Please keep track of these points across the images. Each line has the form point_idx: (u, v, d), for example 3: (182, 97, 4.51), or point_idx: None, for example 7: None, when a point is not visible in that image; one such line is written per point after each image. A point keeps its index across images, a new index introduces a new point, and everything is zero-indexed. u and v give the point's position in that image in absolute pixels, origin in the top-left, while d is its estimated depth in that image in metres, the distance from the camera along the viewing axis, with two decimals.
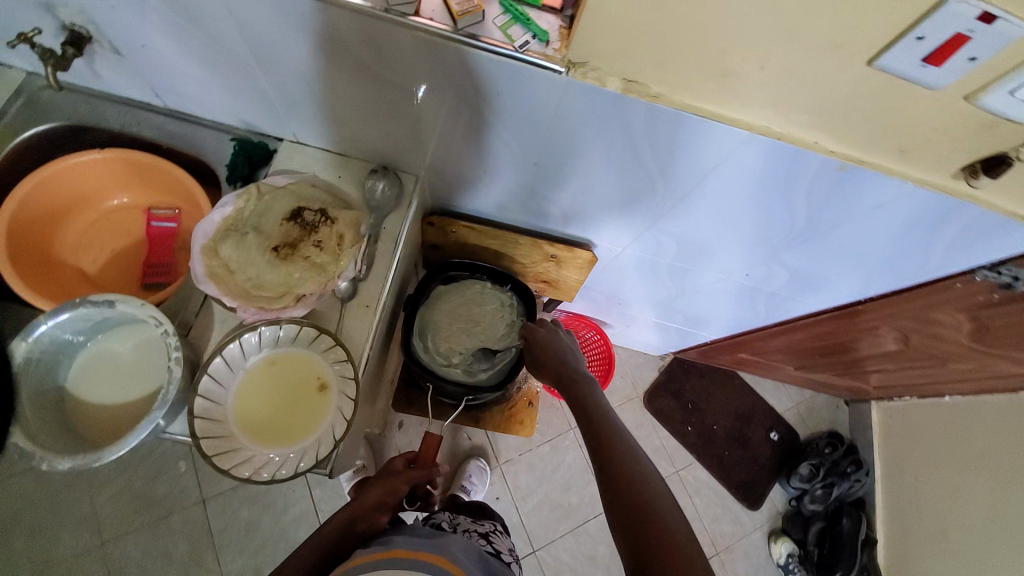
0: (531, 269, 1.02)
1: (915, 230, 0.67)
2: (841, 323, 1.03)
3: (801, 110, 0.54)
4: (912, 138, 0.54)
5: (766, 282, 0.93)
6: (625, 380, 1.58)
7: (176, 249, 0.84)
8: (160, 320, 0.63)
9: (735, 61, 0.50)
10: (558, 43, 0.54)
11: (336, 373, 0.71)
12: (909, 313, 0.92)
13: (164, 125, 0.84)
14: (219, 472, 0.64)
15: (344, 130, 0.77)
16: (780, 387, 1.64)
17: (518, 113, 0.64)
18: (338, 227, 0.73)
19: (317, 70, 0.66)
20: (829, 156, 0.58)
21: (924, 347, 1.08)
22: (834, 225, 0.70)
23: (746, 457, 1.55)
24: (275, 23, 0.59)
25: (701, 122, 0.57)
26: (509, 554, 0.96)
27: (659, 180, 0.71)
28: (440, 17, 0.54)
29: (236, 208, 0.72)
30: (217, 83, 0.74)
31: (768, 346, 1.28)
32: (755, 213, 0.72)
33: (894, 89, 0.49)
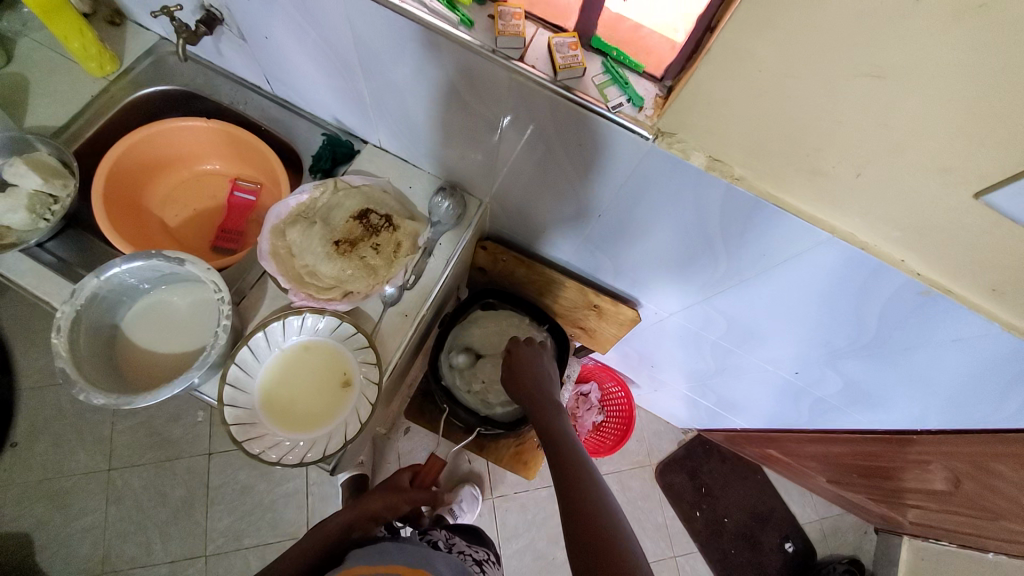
0: (571, 314, 1.01)
1: (996, 375, 0.61)
2: (889, 448, 0.95)
3: (890, 226, 0.51)
4: (1008, 281, 0.50)
5: (814, 386, 0.88)
6: (641, 444, 1.52)
7: (249, 221, 0.89)
8: (219, 286, 0.67)
9: (829, 163, 0.48)
10: (651, 111, 0.55)
11: (361, 373, 0.72)
12: (968, 458, 0.84)
13: (267, 108, 0.90)
14: (233, 443, 0.65)
15: (424, 145, 0.81)
16: (806, 495, 1.52)
17: (595, 165, 0.65)
18: (397, 235, 0.76)
19: (414, 87, 0.69)
20: (913, 278, 0.54)
21: (976, 496, 0.98)
22: (902, 346, 0.66)
23: (752, 561, 1.44)
24: (386, 39, 0.62)
25: (778, 214, 0.56)
26: None
27: (722, 258, 0.69)
28: (542, 66, 0.56)
29: (311, 197, 0.76)
30: (321, 81, 0.79)
31: (800, 449, 1.20)
32: (819, 313, 0.69)
33: (997, 229, 0.45)
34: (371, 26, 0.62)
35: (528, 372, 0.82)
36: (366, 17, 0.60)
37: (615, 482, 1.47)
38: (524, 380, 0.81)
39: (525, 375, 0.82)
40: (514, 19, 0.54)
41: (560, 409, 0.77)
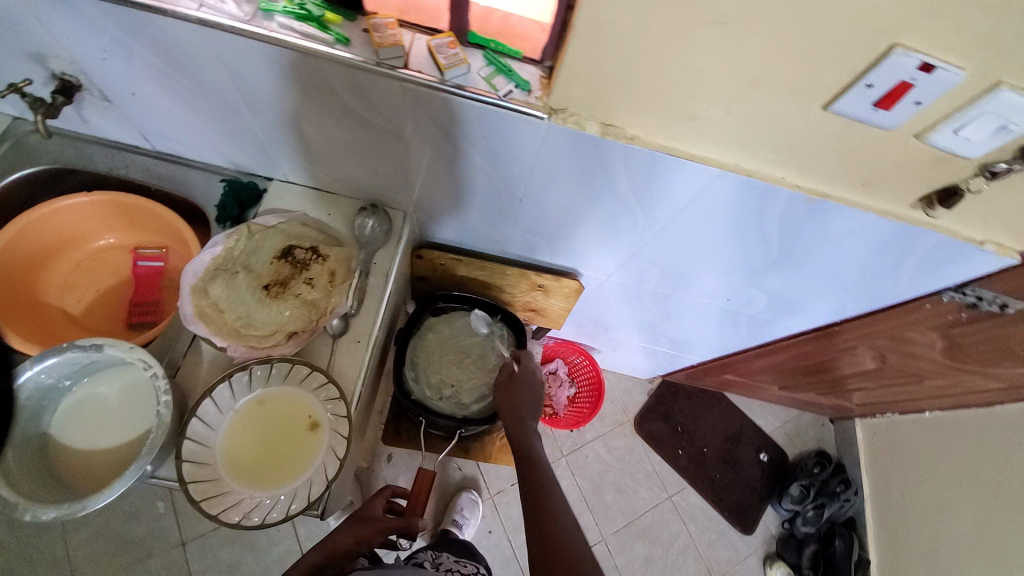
0: (520, 299, 1.03)
1: (884, 256, 0.71)
2: (820, 343, 1.07)
3: (767, 151, 0.58)
4: (871, 174, 0.58)
5: (746, 306, 0.97)
6: (614, 405, 1.59)
7: (163, 288, 0.84)
8: (149, 362, 0.63)
9: (704, 106, 0.54)
10: (539, 92, 0.58)
11: (327, 412, 0.70)
12: (886, 333, 0.97)
13: (153, 166, 0.84)
14: (205, 517, 0.62)
15: (334, 169, 0.79)
16: (767, 407, 1.67)
17: (503, 153, 0.67)
18: (329, 264, 0.75)
19: (308, 114, 0.68)
20: (796, 191, 0.62)
21: (900, 365, 1.12)
22: (805, 253, 0.74)
23: (737, 480, 1.56)
24: (269, 72, 0.61)
25: (675, 161, 0.61)
26: None
27: (639, 213, 0.74)
28: (427, 69, 0.57)
29: (226, 247, 0.73)
30: (207, 127, 0.75)
31: (752, 367, 1.31)
32: (731, 241, 0.76)
33: (848, 132, 0.53)
34: (249, 64, 0.60)
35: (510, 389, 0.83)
36: (242, 55, 0.59)
37: (601, 445, 1.53)
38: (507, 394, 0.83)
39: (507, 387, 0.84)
40: (389, 30, 0.56)
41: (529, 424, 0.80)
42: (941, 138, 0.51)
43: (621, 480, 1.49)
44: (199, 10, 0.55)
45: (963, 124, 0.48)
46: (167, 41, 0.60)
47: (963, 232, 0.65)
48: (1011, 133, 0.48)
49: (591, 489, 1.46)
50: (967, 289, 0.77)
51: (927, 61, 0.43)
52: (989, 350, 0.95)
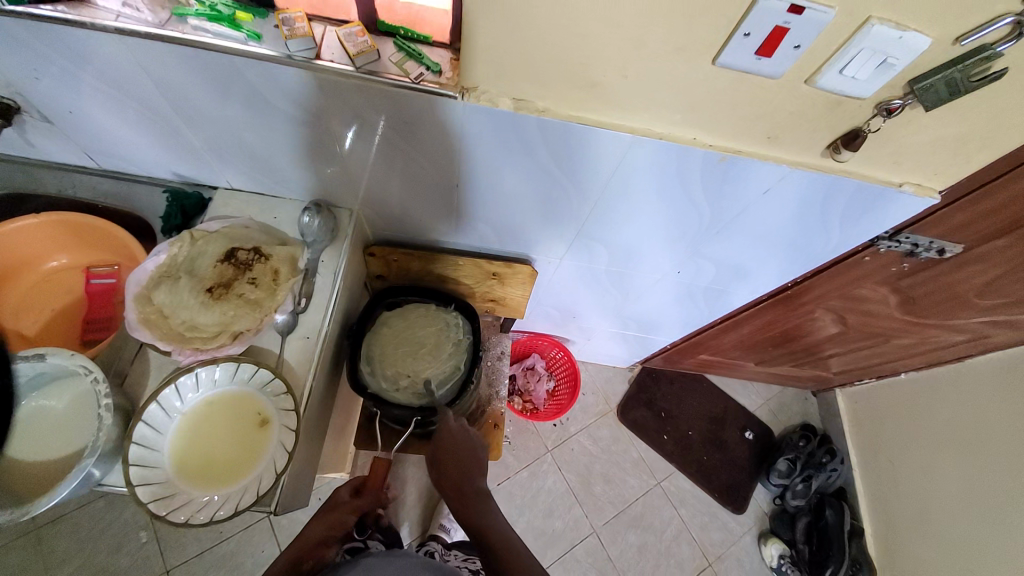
0: (479, 290, 1.04)
1: (811, 209, 0.73)
2: (779, 310, 1.08)
3: (674, 111, 0.60)
4: (776, 125, 0.61)
5: (699, 278, 0.98)
6: (597, 395, 1.59)
7: (117, 302, 0.84)
8: (90, 367, 0.65)
9: (602, 72, 0.56)
10: (450, 73, 0.60)
11: (275, 408, 0.71)
12: (838, 292, 0.99)
13: (100, 185, 0.85)
14: (155, 518, 0.63)
15: (274, 173, 0.81)
16: (748, 385, 1.68)
17: (427, 139, 0.68)
18: (272, 263, 0.77)
19: (237, 117, 0.69)
20: (709, 149, 0.64)
21: (863, 326, 1.14)
22: (737, 214, 0.76)
23: (725, 460, 1.55)
24: (192, 77, 0.62)
25: (589, 130, 0.63)
26: None
27: (572, 188, 0.75)
28: (340, 59, 0.59)
29: (170, 255, 0.75)
30: (146, 142, 0.77)
31: (722, 344, 1.32)
32: (665, 209, 0.77)
33: (743, 83, 0.55)
34: (173, 72, 0.62)
35: (453, 456, 0.84)
36: (165, 62, 0.60)
37: (586, 438, 1.52)
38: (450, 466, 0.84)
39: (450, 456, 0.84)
40: (298, 22, 0.58)
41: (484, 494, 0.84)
42: (830, 80, 0.53)
43: (609, 470, 1.49)
44: (116, 20, 0.56)
45: (845, 64, 0.51)
46: (90, 55, 0.60)
47: (879, 176, 0.67)
48: (891, 70, 0.51)
49: (579, 482, 1.45)
50: (901, 237, 0.78)
51: (795, 3, 0.45)
52: (941, 300, 0.96)
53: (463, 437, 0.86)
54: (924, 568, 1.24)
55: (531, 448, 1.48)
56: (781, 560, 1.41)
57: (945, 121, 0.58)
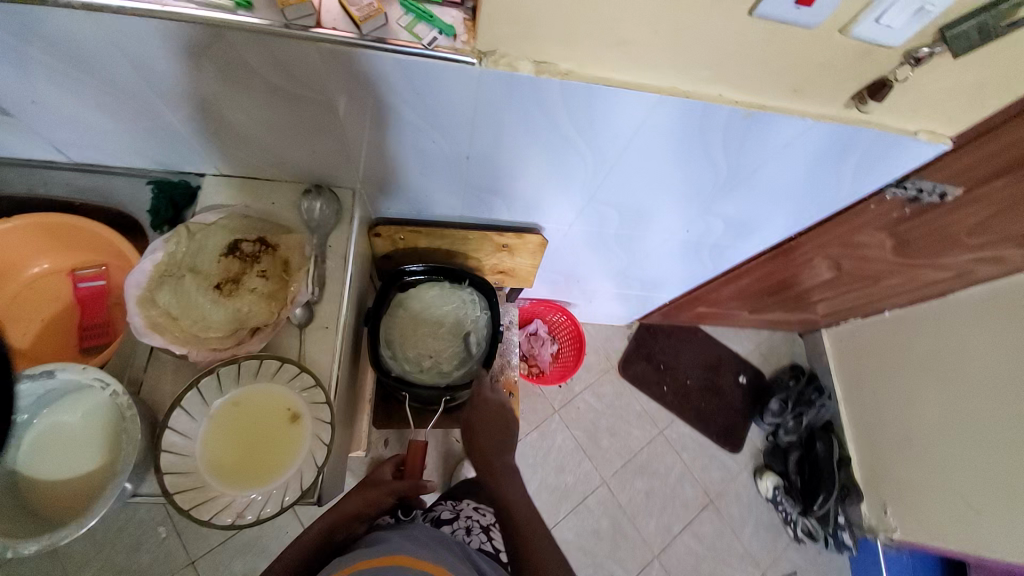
0: (487, 262, 1.03)
1: (825, 161, 0.74)
2: (779, 261, 1.11)
3: (701, 68, 0.58)
4: (803, 78, 0.59)
5: (706, 235, 0.99)
6: (598, 354, 1.62)
7: (110, 305, 0.79)
8: (107, 381, 0.62)
9: (630, 29, 0.53)
10: (465, 36, 0.56)
11: (306, 401, 0.69)
12: (837, 240, 1.01)
13: (72, 180, 0.78)
14: (199, 524, 0.61)
15: (268, 155, 0.75)
16: (739, 332, 1.74)
17: (439, 110, 0.64)
18: (281, 253, 0.74)
19: (227, 98, 0.63)
20: (734, 106, 0.63)
21: (856, 270, 1.18)
22: (753, 171, 0.76)
23: (721, 405, 1.63)
24: (174, 55, 0.56)
25: (613, 92, 0.60)
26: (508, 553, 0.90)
27: (588, 153, 0.73)
28: (343, 26, 0.54)
29: (168, 252, 0.70)
30: (122, 130, 0.69)
31: (720, 296, 1.35)
32: (681, 169, 0.76)
33: (774, 37, 0.54)
34: (153, 50, 0.55)
35: (485, 425, 0.90)
36: (142, 39, 0.53)
37: (590, 395, 1.56)
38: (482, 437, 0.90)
39: (483, 428, 0.90)
40: None
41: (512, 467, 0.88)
42: (865, 29, 0.52)
43: (614, 424, 1.54)
44: None
45: (882, 12, 0.49)
46: (51, 34, 0.53)
47: (896, 125, 0.67)
48: (928, 16, 0.50)
49: (587, 438, 1.51)
50: (906, 183, 0.80)
51: None
52: (934, 240, 1.00)
53: (499, 412, 0.92)
54: (908, 487, 1.35)
55: (539, 410, 1.51)
56: (776, 491, 1.51)
57: (968, 66, 0.58)
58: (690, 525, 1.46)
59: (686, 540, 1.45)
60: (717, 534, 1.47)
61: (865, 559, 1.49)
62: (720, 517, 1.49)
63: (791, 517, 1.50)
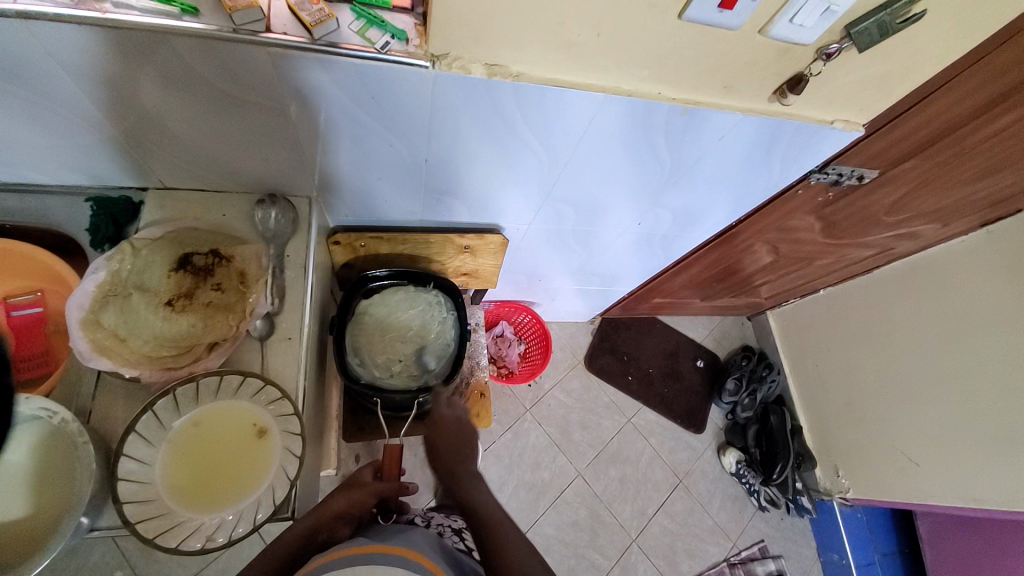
0: (450, 265, 1.04)
1: (759, 151, 0.80)
2: (724, 248, 1.18)
3: (642, 67, 0.62)
4: (732, 75, 0.65)
5: (657, 227, 1.04)
6: (564, 351, 1.66)
7: (50, 334, 0.74)
8: (55, 409, 0.59)
9: (575, 32, 0.57)
10: (417, 40, 0.58)
11: (273, 415, 0.68)
12: (774, 225, 1.09)
13: (1, 202, 0.73)
14: (166, 551, 0.58)
15: (217, 166, 0.73)
16: (694, 320, 1.83)
17: (395, 114, 0.65)
18: (236, 265, 0.72)
19: (171, 108, 0.61)
20: (673, 102, 0.67)
21: (793, 253, 1.27)
22: (695, 163, 0.81)
23: (683, 389, 1.70)
24: (111, 64, 0.54)
25: (562, 92, 0.63)
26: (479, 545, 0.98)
27: (542, 152, 0.76)
28: (294, 31, 0.54)
29: (111, 271, 0.67)
30: (53, 145, 0.65)
31: (674, 286, 1.42)
32: (630, 163, 0.80)
33: (704, 37, 0.58)
34: (90, 58, 0.52)
35: (444, 442, 0.82)
36: (74, 48, 0.51)
37: (559, 391, 1.59)
38: (442, 452, 0.81)
39: (443, 446, 0.81)
40: None
41: (477, 479, 0.77)
42: (781, 29, 0.57)
43: (584, 417, 1.58)
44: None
45: (794, 13, 0.55)
46: None
47: (816, 116, 0.74)
48: (834, 16, 0.56)
49: (559, 433, 1.53)
50: (829, 169, 0.88)
51: None
52: (857, 221, 1.10)
53: (457, 425, 0.84)
54: (855, 449, 1.46)
55: (511, 410, 1.53)
56: (739, 465, 1.59)
57: (870, 61, 0.65)
58: (662, 507, 1.51)
59: (661, 521, 1.50)
60: (689, 512, 1.53)
61: (824, 519, 1.59)
62: (690, 496, 1.55)
63: (754, 488, 1.58)
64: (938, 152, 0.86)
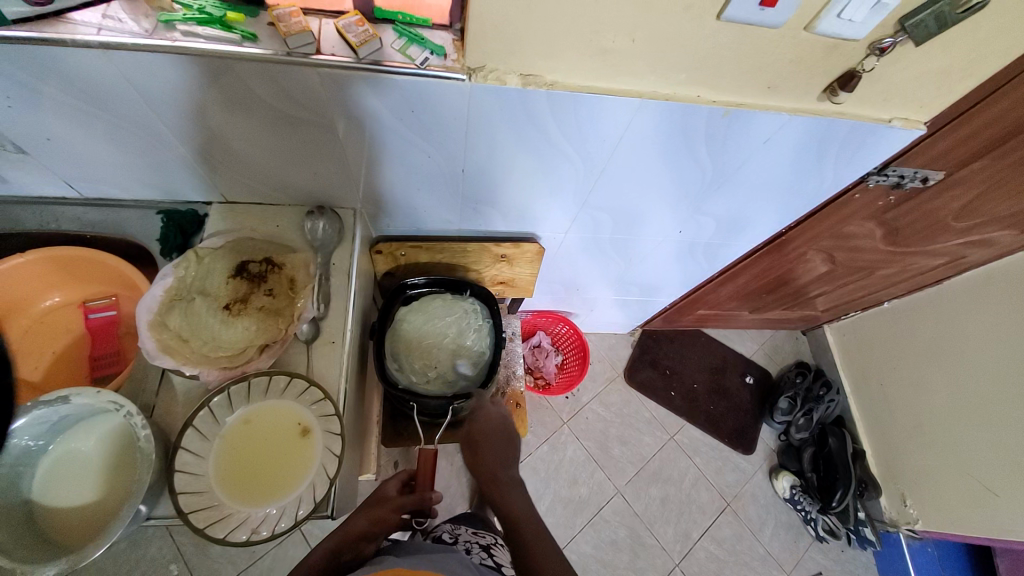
0: (487, 273, 1.06)
1: (808, 154, 0.77)
2: (774, 257, 1.13)
3: (679, 71, 0.62)
4: (777, 74, 0.63)
5: (700, 234, 1.01)
6: (604, 363, 1.63)
7: (121, 334, 0.81)
8: (121, 402, 0.63)
9: (610, 39, 0.57)
10: (455, 54, 0.60)
11: (316, 415, 0.71)
12: (827, 232, 1.04)
13: (84, 215, 0.81)
14: (214, 541, 0.62)
15: (272, 180, 0.78)
16: (742, 333, 1.75)
17: (434, 127, 0.67)
18: (287, 271, 0.77)
19: (230, 126, 0.66)
20: (713, 105, 0.66)
21: (851, 261, 1.20)
22: (738, 167, 0.79)
23: (730, 407, 1.62)
24: (180, 88, 0.59)
25: (597, 99, 0.63)
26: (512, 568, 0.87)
27: (578, 160, 0.76)
28: (341, 52, 0.57)
29: (177, 277, 0.72)
30: (133, 162, 0.72)
31: (720, 297, 1.37)
32: (668, 170, 0.79)
33: (747, 35, 0.57)
34: (164, 82, 0.58)
35: (487, 442, 0.88)
36: (150, 73, 0.56)
37: (598, 404, 1.56)
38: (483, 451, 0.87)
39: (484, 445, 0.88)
40: (294, 18, 0.55)
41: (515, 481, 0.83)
42: (828, 24, 0.55)
43: (624, 432, 1.53)
44: (98, 33, 0.53)
45: (842, 8, 0.53)
46: (67, 73, 0.56)
47: (871, 114, 0.70)
48: (886, 9, 0.53)
49: (598, 448, 1.50)
50: (888, 171, 0.83)
51: None
52: (922, 227, 1.03)
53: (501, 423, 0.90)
54: (923, 476, 1.34)
55: (548, 422, 1.51)
56: (793, 491, 1.49)
57: (930, 55, 0.61)
58: (708, 530, 1.44)
59: (707, 546, 1.42)
60: (738, 538, 1.44)
61: (889, 553, 1.47)
62: (739, 520, 1.47)
63: (811, 516, 1.46)
64: (1012, 152, 0.79)
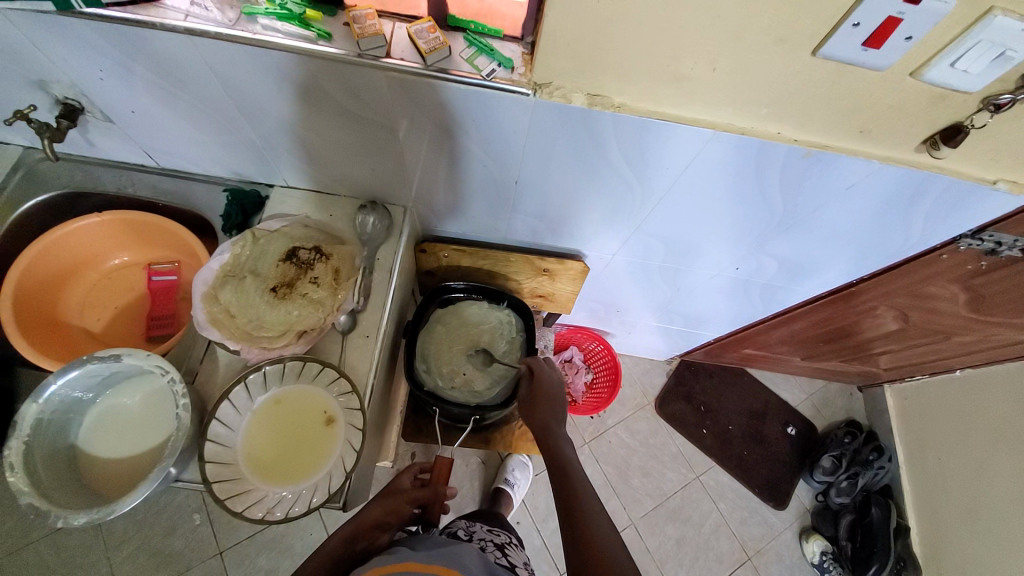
0: (527, 286, 1.04)
1: (895, 206, 0.70)
2: (838, 307, 1.04)
3: (757, 106, 0.58)
4: (870, 119, 0.57)
5: (758, 274, 0.95)
6: (635, 388, 1.58)
7: (178, 299, 0.86)
8: (167, 368, 0.66)
9: (687, 66, 0.54)
10: (522, 68, 0.59)
11: (341, 406, 0.72)
12: (904, 290, 0.95)
13: (159, 183, 0.86)
14: (231, 514, 0.64)
15: (331, 171, 0.80)
16: (790, 379, 1.64)
17: (492, 137, 0.66)
18: (333, 262, 0.76)
19: (297, 117, 0.67)
20: (793, 144, 0.61)
21: (925, 323, 1.09)
22: (811, 211, 0.73)
23: (765, 456, 1.53)
24: (255, 77, 0.61)
25: (664, 125, 0.60)
26: (524, 568, 0.86)
27: (637, 185, 0.73)
28: (410, 57, 0.57)
29: (233, 254, 0.75)
30: (207, 141, 0.76)
31: (770, 339, 1.28)
32: (733, 205, 0.74)
33: (842, 74, 0.52)
34: (241, 70, 0.60)
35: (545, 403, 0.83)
36: (229, 60, 0.59)
37: (623, 430, 1.51)
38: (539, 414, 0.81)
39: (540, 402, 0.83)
40: (369, 20, 0.56)
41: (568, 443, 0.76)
42: (938, 73, 0.50)
43: (646, 463, 1.48)
44: (186, 20, 0.55)
45: (958, 56, 0.47)
46: (155, 53, 0.59)
47: (975, 172, 0.63)
48: (1010, 62, 0.47)
49: (617, 474, 1.45)
50: (984, 235, 0.74)
51: None
52: (1015, 299, 0.92)
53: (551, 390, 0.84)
54: (977, 567, 1.20)
55: None
56: (823, 557, 1.38)
57: None
58: None
59: None
60: None
61: None
62: None
63: None
64: None
